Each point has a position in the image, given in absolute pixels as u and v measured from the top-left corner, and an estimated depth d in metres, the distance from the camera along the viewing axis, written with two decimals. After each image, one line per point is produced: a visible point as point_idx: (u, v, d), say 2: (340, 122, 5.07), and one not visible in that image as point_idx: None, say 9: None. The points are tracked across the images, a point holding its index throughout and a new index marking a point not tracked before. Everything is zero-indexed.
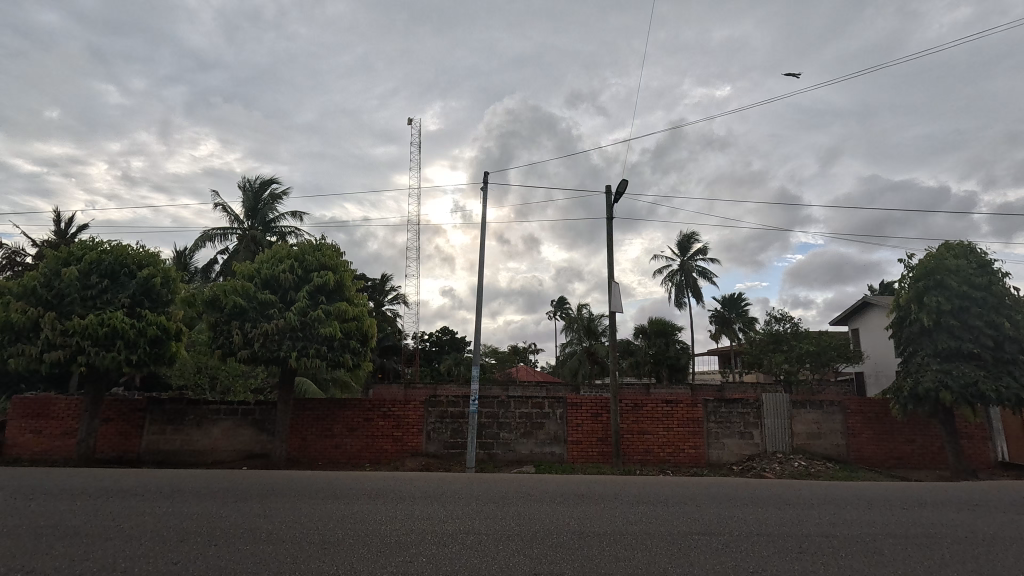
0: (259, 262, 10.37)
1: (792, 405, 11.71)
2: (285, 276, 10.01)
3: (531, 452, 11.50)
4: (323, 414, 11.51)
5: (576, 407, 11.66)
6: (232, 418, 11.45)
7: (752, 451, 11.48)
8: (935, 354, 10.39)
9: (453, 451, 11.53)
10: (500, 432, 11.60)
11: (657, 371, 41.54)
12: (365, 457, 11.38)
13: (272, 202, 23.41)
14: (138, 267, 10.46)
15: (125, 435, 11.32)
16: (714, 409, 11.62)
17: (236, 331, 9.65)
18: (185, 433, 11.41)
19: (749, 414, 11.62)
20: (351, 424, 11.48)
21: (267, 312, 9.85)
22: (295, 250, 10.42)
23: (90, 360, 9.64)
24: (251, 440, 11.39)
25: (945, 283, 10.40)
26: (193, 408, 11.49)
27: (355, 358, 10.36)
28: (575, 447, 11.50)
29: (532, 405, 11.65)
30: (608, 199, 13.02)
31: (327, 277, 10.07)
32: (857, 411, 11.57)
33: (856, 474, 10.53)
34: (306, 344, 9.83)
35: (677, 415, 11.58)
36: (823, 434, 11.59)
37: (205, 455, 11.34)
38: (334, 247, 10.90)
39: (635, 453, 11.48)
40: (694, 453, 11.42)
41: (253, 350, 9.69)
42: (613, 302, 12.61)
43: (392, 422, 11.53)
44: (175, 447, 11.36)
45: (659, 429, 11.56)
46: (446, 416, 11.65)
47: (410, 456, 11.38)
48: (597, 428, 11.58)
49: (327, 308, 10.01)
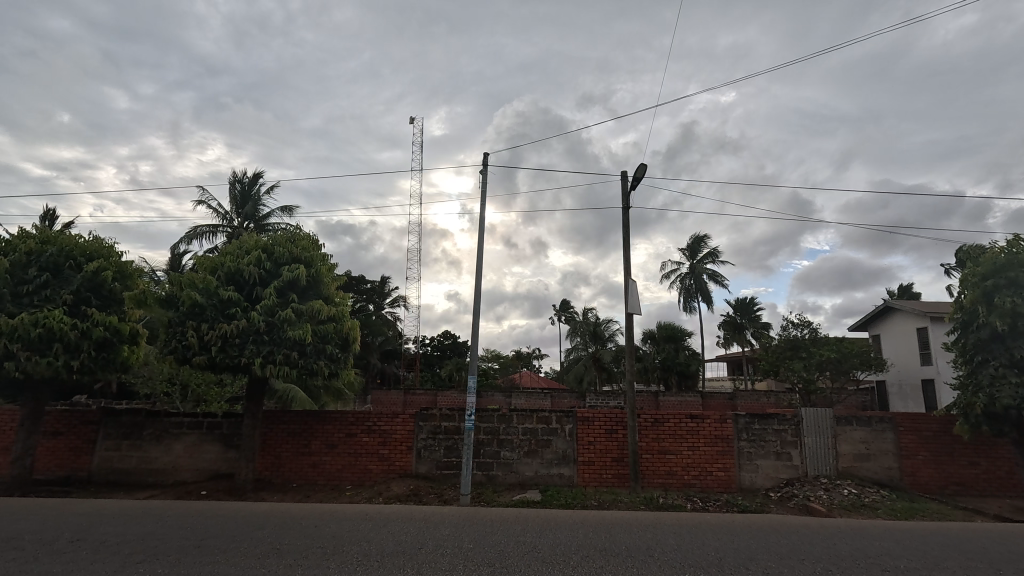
0: (223, 255, 9.06)
1: (836, 421, 10.21)
2: (250, 270, 8.68)
3: (535, 474, 10.02)
4: (299, 429, 10.11)
5: (588, 422, 10.20)
6: (196, 432, 10.05)
7: (790, 475, 9.97)
8: (1012, 365, 8.87)
9: (447, 472, 10.07)
10: (500, 450, 10.13)
11: (666, 377, 39.96)
12: (346, 478, 9.94)
13: (261, 197, 22.23)
14: (86, 260, 9.16)
15: (75, 452, 9.96)
16: (745, 426, 10.14)
17: (191, 333, 8.21)
18: (142, 449, 10.01)
19: (785, 432, 10.14)
20: (331, 440, 10.07)
21: (227, 311, 8.44)
22: (264, 240, 9.19)
23: (23, 366, 8.31)
24: (217, 459, 9.96)
25: (1021, 282, 8.89)
26: (153, 421, 10.13)
27: (332, 366, 9.02)
28: (586, 469, 10.02)
29: (537, 420, 10.20)
30: (624, 186, 11.53)
31: (298, 272, 8.81)
32: (910, 429, 10.06)
33: (919, 504, 8.94)
34: (273, 350, 8.46)
35: (703, 433, 10.10)
36: (872, 456, 10.06)
37: (164, 475, 9.92)
38: (311, 239, 9.67)
39: (655, 476, 9.98)
40: (722, 476, 9.94)
41: (211, 355, 8.28)
42: (631, 303, 11.08)
43: (377, 438, 10.11)
44: (129, 466, 9.95)
45: (683, 449, 10.07)
46: (439, 432, 10.21)
47: (396, 478, 9.91)
48: (611, 447, 10.10)
49: (298, 307, 8.69)
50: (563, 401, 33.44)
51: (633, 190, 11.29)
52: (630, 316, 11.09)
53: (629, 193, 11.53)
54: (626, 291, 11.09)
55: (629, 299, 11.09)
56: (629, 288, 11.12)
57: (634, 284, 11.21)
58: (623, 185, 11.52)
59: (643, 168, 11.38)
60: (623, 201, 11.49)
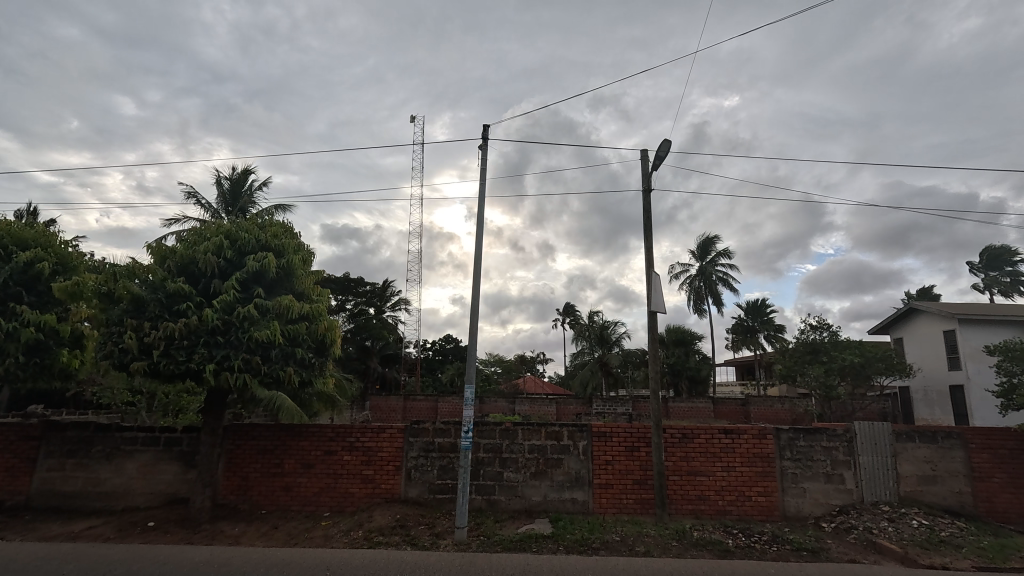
0: (177, 243, 7.73)
1: (895, 438, 8.74)
2: (207, 259, 7.37)
3: (544, 499, 8.59)
4: (271, 445, 8.74)
5: (605, 438, 8.77)
6: (151, 450, 8.67)
7: (843, 501, 8.50)
8: None
9: (441, 496, 8.63)
10: (503, 471, 8.70)
11: (676, 383, 38.41)
12: (325, 504, 8.53)
13: (251, 194, 21.03)
14: (19, 250, 7.94)
15: (13, 473, 8.63)
16: (789, 442, 8.68)
17: (128, 334, 6.80)
18: (90, 470, 8.65)
19: (836, 450, 8.66)
20: (306, 460, 8.68)
21: (175, 308, 7.06)
22: (227, 225, 7.89)
23: None
24: (175, 481, 8.57)
25: None
26: (103, 436, 8.78)
27: (303, 373, 7.74)
28: (602, 493, 8.57)
29: (546, 436, 8.77)
30: (645, 166, 9.94)
31: (265, 262, 7.51)
32: (983, 447, 8.61)
33: (1007, 539, 7.43)
34: (229, 355, 7.09)
35: (739, 450, 8.65)
36: (939, 478, 8.57)
37: (114, 500, 8.54)
38: (282, 226, 8.38)
39: (684, 502, 8.51)
40: (763, 501, 8.48)
41: (153, 361, 6.88)
42: (654, 301, 9.55)
43: (361, 457, 8.71)
44: (74, 489, 8.59)
45: (716, 469, 8.61)
46: (432, 450, 8.77)
47: (382, 503, 8.50)
48: (633, 468, 8.66)
49: (263, 303, 7.35)
50: (569, 408, 31.88)
51: (656, 170, 9.68)
52: (653, 315, 9.56)
53: (651, 174, 9.93)
54: (648, 286, 9.56)
55: (652, 295, 9.57)
56: (651, 283, 9.58)
57: (658, 279, 9.67)
58: (644, 165, 9.93)
59: (668, 144, 9.49)
60: (644, 183, 9.91)
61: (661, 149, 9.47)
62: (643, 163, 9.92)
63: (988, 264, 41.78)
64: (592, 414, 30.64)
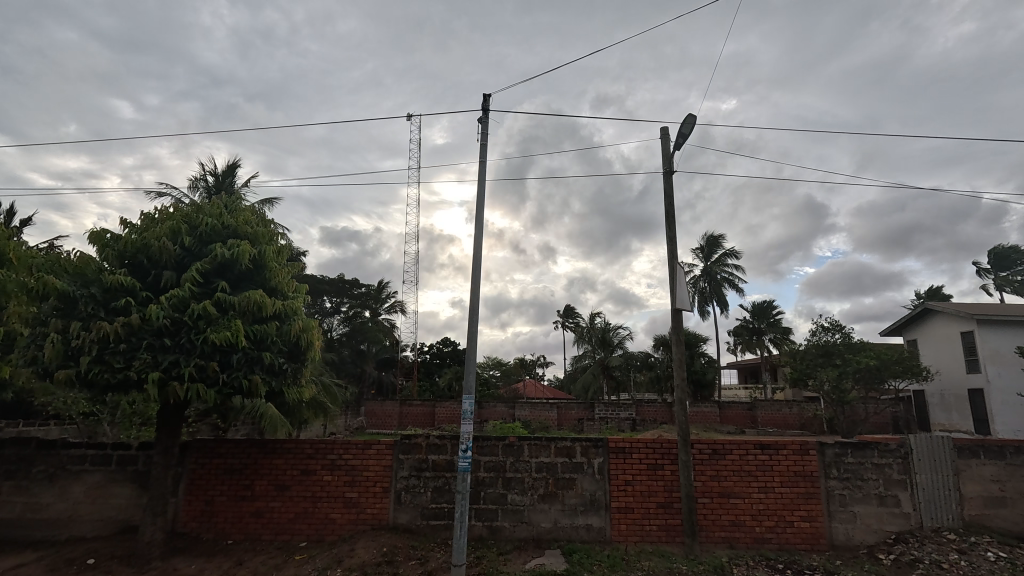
0: (126, 228, 6.59)
1: (958, 454, 7.59)
2: (160, 246, 6.23)
3: (554, 526, 7.44)
4: (240, 464, 7.57)
5: (624, 454, 7.61)
6: (101, 470, 7.49)
7: (899, 527, 7.36)
8: None
9: (435, 523, 7.46)
10: (507, 493, 7.55)
11: None
12: (301, 534, 7.36)
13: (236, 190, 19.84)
14: None
15: None
16: (835, 459, 7.54)
17: (53, 336, 5.66)
18: (30, 493, 7.48)
19: (890, 467, 7.51)
20: (280, 481, 7.52)
21: (113, 304, 5.93)
22: (187, 208, 6.76)
23: None
24: (128, 506, 7.40)
25: None
26: (46, 455, 7.60)
27: (273, 382, 6.57)
28: (622, 519, 7.42)
29: (556, 452, 7.63)
30: (666, 146, 8.81)
31: (228, 250, 6.38)
32: None
33: None
34: (178, 361, 5.96)
35: (779, 468, 7.50)
36: (1009, 501, 7.43)
37: (56, 529, 7.38)
38: (256, 211, 7.23)
39: (716, 529, 7.36)
40: (807, 527, 7.33)
41: (83, 369, 5.75)
42: (678, 297, 8.42)
43: (343, 477, 7.53)
44: (11, 516, 7.42)
45: (752, 490, 7.46)
46: (424, 469, 7.61)
47: (367, 532, 7.33)
48: (656, 488, 7.51)
49: (224, 299, 6.21)
50: (570, 412, 30.69)
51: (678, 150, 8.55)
52: (677, 314, 8.43)
53: (672, 154, 8.80)
54: (671, 281, 8.43)
55: (675, 292, 8.44)
56: (675, 278, 8.46)
57: (682, 273, 8.54)
58: (664, 145, 8.79)
59: (694, 119, 8.36)
60: (664, 165, 8.78)
61: (685, 126, 8.34)
62: (663, 142, 8.78)
63: (997, 265, 40.79)
64: (595, 419, 29.42)
